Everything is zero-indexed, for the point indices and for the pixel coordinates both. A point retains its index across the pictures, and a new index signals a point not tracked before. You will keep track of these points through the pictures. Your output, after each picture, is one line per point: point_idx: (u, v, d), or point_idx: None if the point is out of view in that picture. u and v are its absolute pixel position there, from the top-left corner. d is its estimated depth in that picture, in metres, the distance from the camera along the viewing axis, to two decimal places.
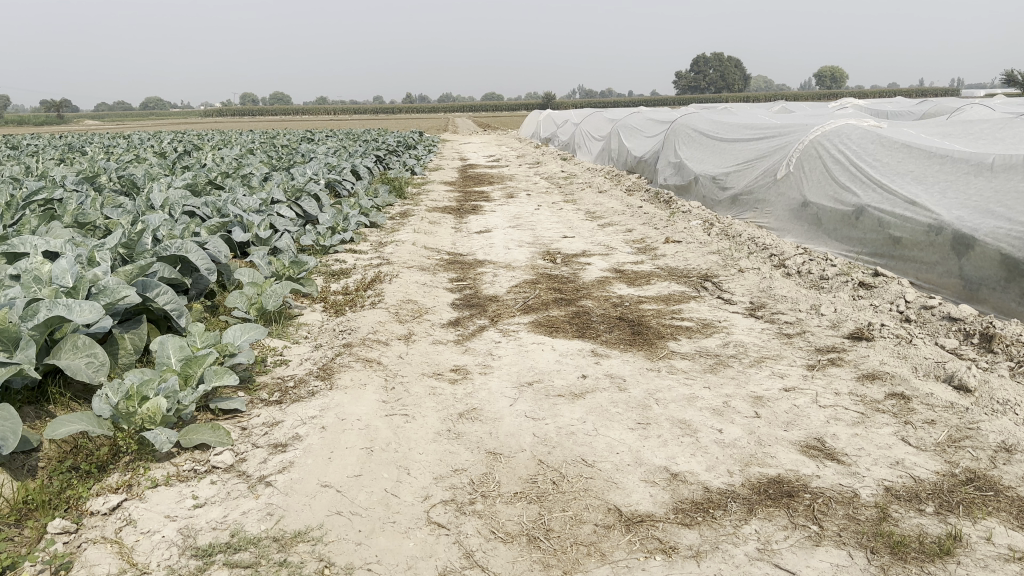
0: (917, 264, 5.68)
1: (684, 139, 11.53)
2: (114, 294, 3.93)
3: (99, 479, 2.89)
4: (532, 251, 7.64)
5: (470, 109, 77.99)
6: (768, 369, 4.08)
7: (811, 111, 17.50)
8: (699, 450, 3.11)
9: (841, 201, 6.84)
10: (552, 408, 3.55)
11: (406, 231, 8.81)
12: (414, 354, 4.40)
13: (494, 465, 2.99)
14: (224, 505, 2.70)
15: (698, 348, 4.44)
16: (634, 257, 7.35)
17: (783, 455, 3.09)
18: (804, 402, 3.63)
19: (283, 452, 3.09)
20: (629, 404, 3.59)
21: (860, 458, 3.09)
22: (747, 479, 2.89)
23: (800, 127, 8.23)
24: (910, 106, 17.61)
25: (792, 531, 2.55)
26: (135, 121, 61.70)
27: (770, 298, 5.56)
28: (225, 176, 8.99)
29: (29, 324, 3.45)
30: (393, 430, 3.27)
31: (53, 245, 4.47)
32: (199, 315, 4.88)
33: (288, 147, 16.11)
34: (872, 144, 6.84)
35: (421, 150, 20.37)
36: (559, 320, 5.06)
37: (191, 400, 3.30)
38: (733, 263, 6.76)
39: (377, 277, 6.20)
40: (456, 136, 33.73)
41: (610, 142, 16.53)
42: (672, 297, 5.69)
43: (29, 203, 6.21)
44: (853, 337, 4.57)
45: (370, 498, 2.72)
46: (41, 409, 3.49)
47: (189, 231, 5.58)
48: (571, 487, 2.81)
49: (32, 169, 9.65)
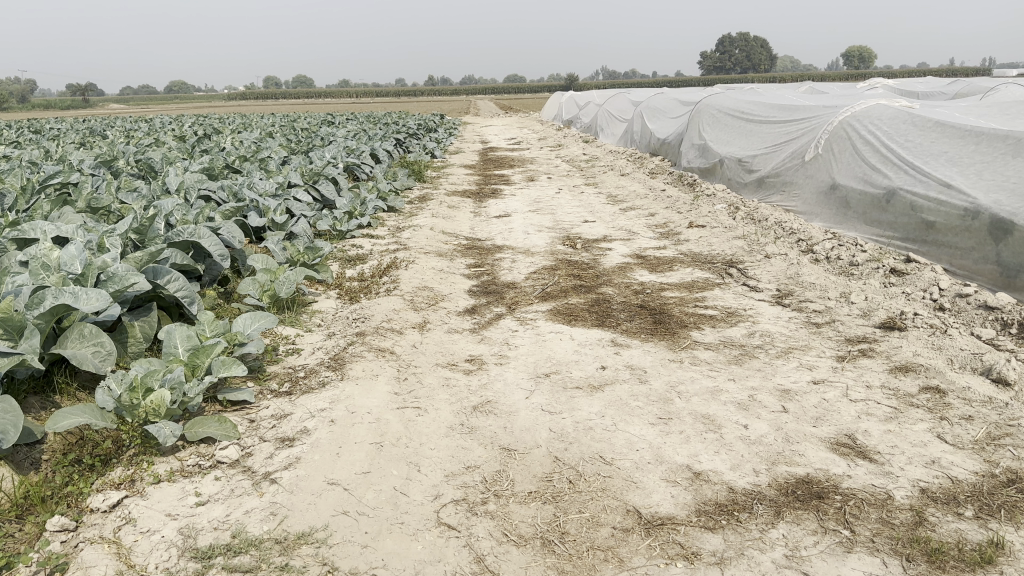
0: (950, 250, 5.47)
1: (709, 120, 11.30)
2: (122, 282, 3.84)
3: (102, 474, 2.81)
4: (552, 237, 7.50)
5: (492, 92, 77.42)
6: (796, 361, 3.91)
7: (840, 92, 17.13)
8: (723, 447, 2.97)
9: (871, 183, 6.61)
10: (569, 401, 3.42)
11: (424, 215, 8.70)
12: (429, 343, 4.28)
13: (508, 462, 2.87)
14: (227, 503, 2.61)
15: (722, 338, 4.28)
16: (656, 242, 7.18)
17: (812, 453, 2.94)
18: (834, 396, 3.47)
19: (290, 448, 2.99)
20: (650, 398, 3.45)
21: (893, 456, 2.93)
22: (774, 479, 2.74)
23: (830, 109, 7.98)
24: (942, 85, 17.24)
25: (822, 536, 2.41)
26: (159, 105, 62.16)
27: (797, 285, 5.38)
28: (243, 160, 8.90)
29: (34, 312, 3.35)
30: (404, 424, 3.16)
31: (63, 230, 4.39)
32: (211, 302, 4.79)
33: (307, 129, 16.03)
34: (905, 125, 6.61)
35: (441, 133, 20.19)
36: (579, 308, 4.92)
37: (197, 392, 3.20)
38: (758, 248, 6.57)
39: (394, 263, 6.10)
40: (478, 119, 33.55)
41: (633, 124, 16.29)
42: (695, 284, 5.52)
43: (44, 186, 6.15)
44: (885, 327, 4.38)
45: (378, 496, 2.61)
46: (47, 400, 3.45)
47: (204, 216, 5.50)
48: (588, 486, 2.68)
49: (52, 153, 9.64)
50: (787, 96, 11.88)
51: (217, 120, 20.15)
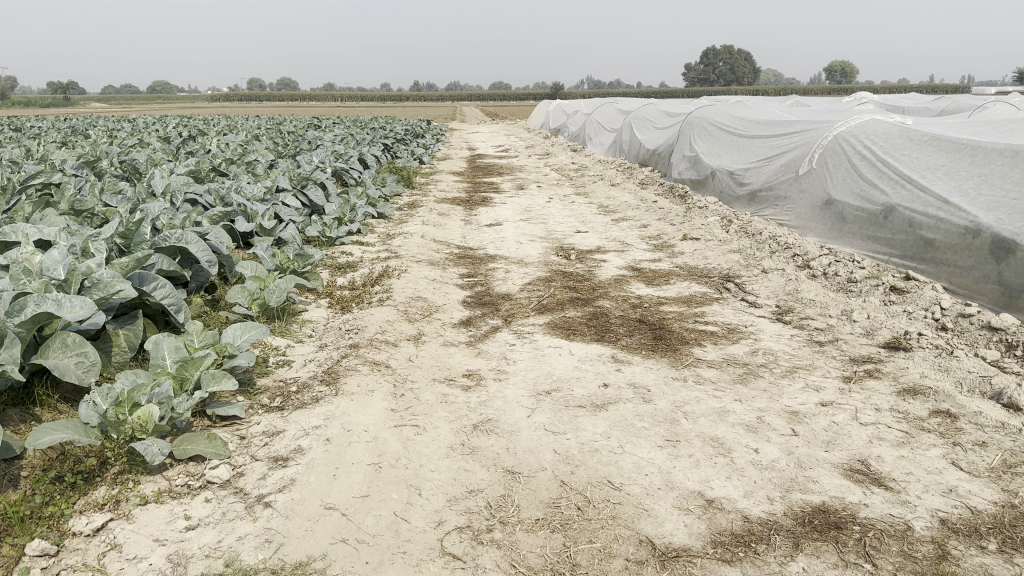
0: (950, 268, 5.42)
1: (700, 132, 11.25)
2: (107, 289, 3.69)
3: (84, 493, 2.66)
4: (545, 247, 7.39)
5: (479, 98, 77.44)
6: (801, 381, 3.82)
7: (825, 105, 17.21)
8: (735, 473, 2.87)
9: (868, 200, 6.56)
10: (572, 420, 3.31)
11: (415, 223, 8.57)
12: (425, 356, 4.16)
13: (512, 486, 2.75)
14: (219, 528, 2.47)
15: (725, 356, 4.19)
16: (651, 254, 7.10)
17: (826, 480, 2.85)
18: (844, 419, 3.38)
19: (284, 468, 2.84)
20: (656, 418, 3.34)
21: (909, 484, 2.84)
22: (790, 507, 2.65)
23: (825, 122, 7.94)
24: (926, 102, 17.44)
25: (843, 571, 2.31)
26: (141, 104, 61.66)
27: (797, 302, 5.30)
28: (230, 163, 8.74)
29: (16, 320, 3.20)
30: (403, 444, 3.04)
31: (46, 233, 4.25)
32: (198, 310, 4.64)
33: (294, 132, 15.81)
34: (901, 139, 6.57)
35: (428, 138, 20.06)
36: (576, 322, 4.82)
37: (186, 408, 3.06)
38: (755, 262, 6.50)
39: (386, 272, 5.96)
40: (464, 125, 33.52)
41: (622, 134, 16.22)
42: (693, 298, 5.44)
43: (25, 186, 5.98)
44: (890, 347, 4.32)
45: (378, 523, 2.49)
46: (26, 411, 3.31)
47: (190, 220, 5.34)
48: (598, 513, 2.57)
49: (33, 152, 9.43)
50: (777, 110, 11.87)
51: (203, 121, 19.98)
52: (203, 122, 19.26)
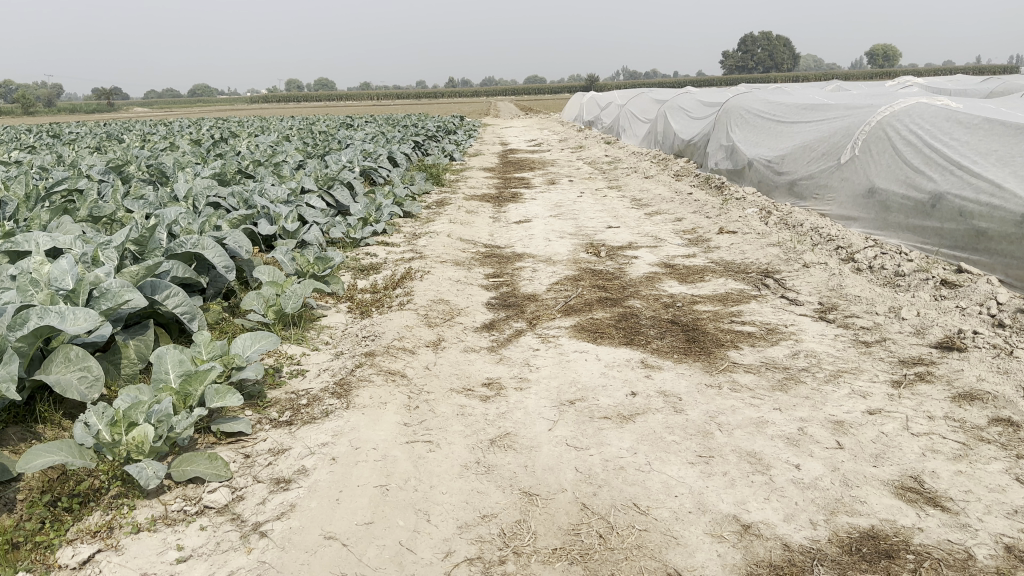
0: (1006, 259, 5.07)
1: (736, 120, 10.88)
2: (115, 299, 3.51)
3: (78, 519, 2.50)
4: (575, 244, 7.15)
5: (514, 93, 77.00)
6: (847, 387, 3.54)
7: (868, 91, 16.65)
8: (774, 493, 2.62)
9: (914, 187, 6.20)
10: (596, 434, 3.08)
11: (442, 221, 8.38)
12: (443, 364, 3.96)
13: (529, 510, 2.54)
14: (210, 561, 2.30)
15: (763, 359, 3.92)
16: (685, 249, 6.83)
17: (875, 500, 2.58)
18: (894, 430, 3.10)
19: (286, 492, 2.67)
20: (688, 431, 3.10)
21: (969, 505, 2.56)
22: (835, 533, 2.40)
23: (868, 106, 7.56)
24: (974, 83, 16.76)
25: None
26: (180, 106, 62.67)
27: (841, 298, 4.99)
28: (257, 165, 8.62)
29: (17, 334, 3.05)
30: (413, 463, 2.85)
31: (59, 241, 4.13)
32: (215, 318, 4.49)
33: (326, 132, 15.74)
34: (949, 123, 6.20)
35: (460, 135, 19.89)
36: (604, 324, 4.58)
37: (187, 426, 2.87)
38: (796, 256, 6.18)
39: (409, 274, 5.78)
40: (499, 121, 33.35)
41: (657, 124, 15.86)
42: (730, 296, 5.16)
43: (49, 193, 5.90)
44: (942, 347, 4.02)
45: (381, 554, 2.29)
46: (28, 429, 3.17)
47: (210, 224, 5.19)
48: (622, 542, 2.35)
49: (65, 158, 9.45)
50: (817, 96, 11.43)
51: (235, 122, 20.05)
52: (236, 124, 19.32)
